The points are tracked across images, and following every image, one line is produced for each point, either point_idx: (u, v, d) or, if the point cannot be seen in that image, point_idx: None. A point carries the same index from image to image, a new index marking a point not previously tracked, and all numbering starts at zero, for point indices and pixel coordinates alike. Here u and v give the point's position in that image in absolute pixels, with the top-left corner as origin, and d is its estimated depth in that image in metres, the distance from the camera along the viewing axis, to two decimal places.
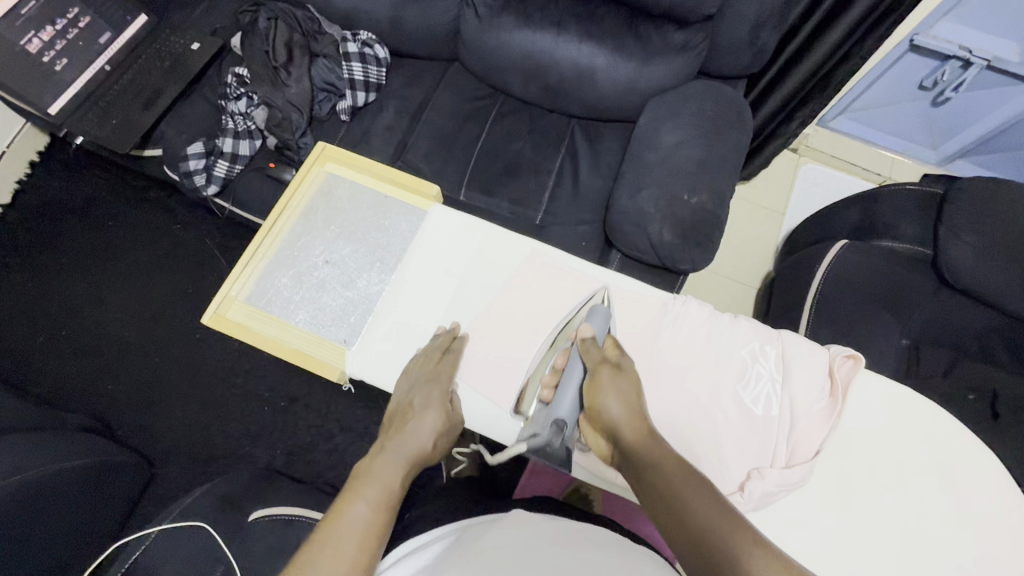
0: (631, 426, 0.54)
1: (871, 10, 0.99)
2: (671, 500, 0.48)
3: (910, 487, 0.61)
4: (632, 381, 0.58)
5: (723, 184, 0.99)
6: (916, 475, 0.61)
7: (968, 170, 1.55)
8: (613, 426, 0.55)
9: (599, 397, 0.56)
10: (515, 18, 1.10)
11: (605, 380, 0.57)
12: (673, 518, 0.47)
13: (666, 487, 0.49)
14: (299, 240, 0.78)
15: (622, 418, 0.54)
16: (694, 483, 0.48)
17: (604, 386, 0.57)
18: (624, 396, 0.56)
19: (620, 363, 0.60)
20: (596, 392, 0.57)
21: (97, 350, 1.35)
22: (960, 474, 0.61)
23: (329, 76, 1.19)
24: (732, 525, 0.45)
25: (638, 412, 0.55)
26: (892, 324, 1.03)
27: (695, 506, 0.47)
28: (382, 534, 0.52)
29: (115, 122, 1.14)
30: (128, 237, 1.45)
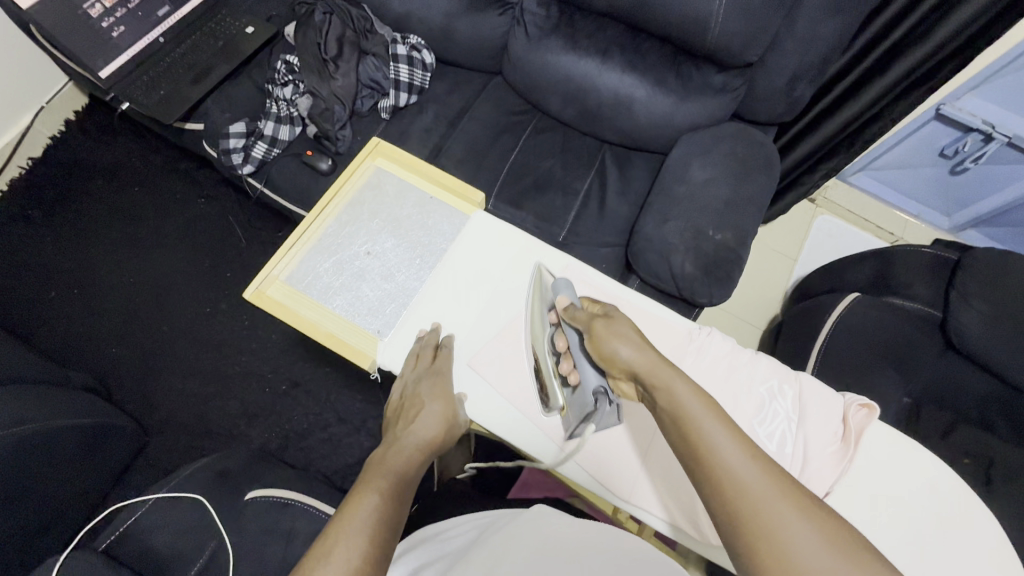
0: (642, 360, 0.56)
1: (903, 79, 1.04)
2: (685, 427, 0.49)
3: (918, 546, 0.60)
4: (631, 324, 0.60)
5: (748, 224, 1.02)
6: (924, 535, 0.60)
7: (978, 241, 1.59)
8: (627, 365, 0.56)
9: (608, 346, 0.58)
10: (562, 42, 1.14)
11: (607, 330, 0.59)
12: (687, 446, 0.49)
13: (682, 416, 0.50)
14: (344, 228, 0.80)
15: (635, 356, 0.56)
16: (708, 408, 0.50)
17: (610, 331, 0.59)
18: (633, 337, 0.58)
19: (615, 313, 0.62)
20: (604, 338, 0.59)
21: (106, 313, 1.36)
22: (970, 543, 0.60)
23: (375, 74, 1.22)
24: (744, 448, 0.46)
25: (650, 347, 0.57)
26: (896, 381, 1.05)
27: (708, 431, 0.48)
28: (394, 522, 0.55)
29: (163, 94, 1.16)
30: (152, 204, 1.47)
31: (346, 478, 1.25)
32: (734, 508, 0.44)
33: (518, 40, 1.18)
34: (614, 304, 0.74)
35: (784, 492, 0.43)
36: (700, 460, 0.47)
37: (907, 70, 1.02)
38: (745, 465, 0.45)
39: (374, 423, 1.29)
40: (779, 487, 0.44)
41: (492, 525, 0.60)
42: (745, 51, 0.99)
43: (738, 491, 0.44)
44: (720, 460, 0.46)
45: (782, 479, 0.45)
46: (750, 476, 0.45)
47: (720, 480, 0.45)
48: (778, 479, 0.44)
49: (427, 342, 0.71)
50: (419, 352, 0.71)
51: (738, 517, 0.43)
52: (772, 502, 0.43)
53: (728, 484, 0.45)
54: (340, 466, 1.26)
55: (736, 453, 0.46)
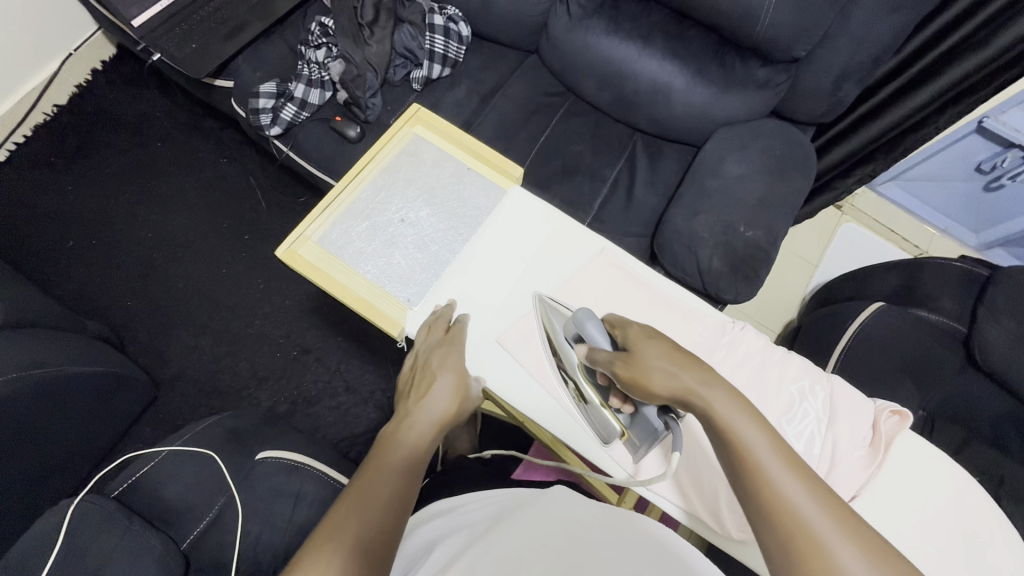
0: (672, 384, 0.52)
1: (951, 87, 1.01)
2: (739, 457, 0.46)
3: (941, 558, 0.59)
4: (662, 340, 0.55)
5: (779, 224, 1.00)
6: (949, 548, 0.60)
7: (1005, 260, 1.55)
8: (668, 392, 0.52)
9: (642, 378, 0.54)
10: (604, 24, 1.12)
11: (636, 360, 0.55)
12: (744, 480, 0.46)
13: (735, 445, 0.47)
14: (379, 193, 0.79)
15: (676, 379, 0.52)
16: (760, 431, 0.47)
17: (644, 353, 0.55)
18: (667, 357, 0.54)
19: (643, 332, 0.58)
20: (635, 369, 0.55)
21: (123, 266, 1.36)
22: (995, 561, 0.59)
23: (410, 43, 1.19)
24: (801, 478, 0.44)
25: (689, 367, 0.52)
26: (913, 393, 1.03)
27: (764, 461, 0.45)
28: (407, 498, 0.55)
29: (194, 47, 1.14)
30: (174, 160, 1.46)
31: (351, 447, 1.26)
32: (794, 543, 0.42)
33: (559, 18, 1.16)
34: (648, 291, 0.73)
35: (853, 532, 0.41)
36: (757, 489, 0.45)
37: (957, 78, 1.00)
38: (804, 496, 0.43)
39: (383, 395, 1.29)
40: (840, 519, 0.42)
41: (508, 506, 0.60)
42: (793, 46, 0.97)
43: (798, 519, 0.42)
44: (780, 492, 0.44)
45: (840, 508, 0.43)
46: (810, 510, 0.43)
47: (780, 515, 0.43)
48: (838, 512, 0.43)
49: (441, 315, 0.70)
50: (432, 324, 0.70)
51: (799, 554, 0.41)
52: (836, 537, 0.41)
53: (785, 511, 0.43)
54: (346, 435, 1.26)
55: (792, 482, 0.44)
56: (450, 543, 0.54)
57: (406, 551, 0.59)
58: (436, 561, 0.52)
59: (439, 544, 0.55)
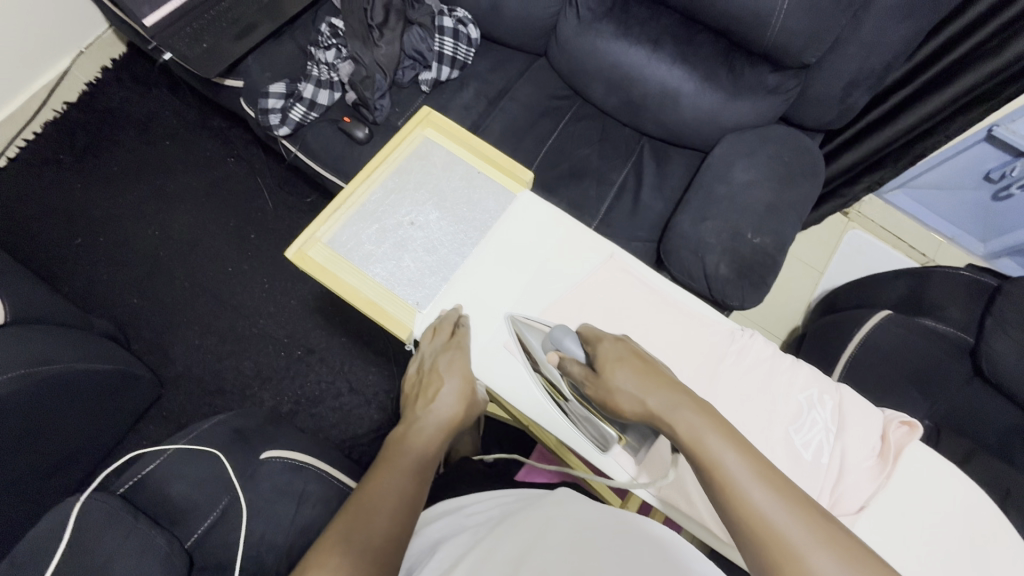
0: (642, 404, 0.54)
1: (961, 96, 1.01)
2: (707, 472, 0.47)
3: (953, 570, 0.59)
4: (628, 359, 0.57)
5: (787, 230, 1.00)
6: (961, 559, 0.59)
7: (1012, 270, 1.54)
8: (639, 412, 0.54)
9: (611, 401, 0.56)
10: (614, 28, 1.12)
11: (603, 383, 0.57)
12: (716, 494, 0.47)
13: (701, 461, 0.48)
14: (389, 195, 0.79)
15: (641, 401, 0.54)
16: (726, 442, 0.48)
17: (609, 376, 0.56)
18: (634, 376, 0.55)
19: (610, 349, 0.59)
20: (606, 391, 0.57)
21: (130, 263, 1.36)
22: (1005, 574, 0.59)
23: (419, 45, 1.20)
24: (769, 486, 0.45)
25: (652, 386, 0.54)
26: (919, 403, 1.03)
27: (731, 473, 0.46)
28: (416, 498, 0.60)
29: (205, 46, 1.14)
30: (181, 159, 1.46)
31: (353, 448, 1.26)
32: (767, 555, 0.43)
33: (568, 22, 1.16)
34: (657, 298, 0.73)
35: (826, 541, 0.42)
36: (727, 502, 0.46)
37: (967, 87, 1.00)
38: (772, 505, 0.44)
39: (386, 396, 1.29)
40: (811, 526, 0.43)
41: (513, 506, 0.60)
42: (803, 52, 0.97)
43: (772, 530, 0.43)
44: (748, 504, 0.45)
45: (813, 516, 0.44)
46: (780, 518, 0.44)
47: (751, 527, 0.44)
48: (808, 517, 0.44)
49: (446, 318, 0.70)
50: (437, 326, 0.70)
51: (773, 566, 0.42)
52: (805, 543, 0.42)
53: (758, 523, 0.44)
54: (349, 435, 1.26)
55: (763, 492, 0.45)
56: (455, 544, 0.54)
57: (412, 551, 0.59)
58: (442, 562, 0.51)
59: (444, 544, 0.55)
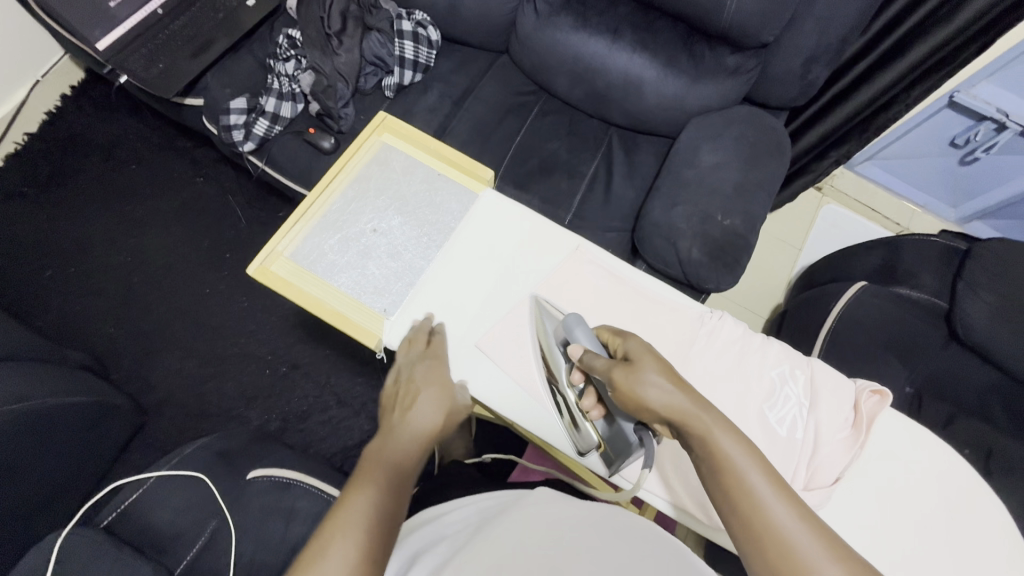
0: (670, 406, 0.52)
1: (919, 65, 1.03)
2: (729, 484, 0.47)
3: (928, 533, 0.60)
4: (658, 357, 0.55)
5: (757, 210, 1.01)
6: (933, 520, 0.61)
7: (984, 232, 1.57)
8: (660, 412, 0.52)
9: (634, 392, 0.54)
10: (572, 20, 1.11)
11: (630, 375, 0.54)
12: (733, 508, 0.46)
13: (724, 471, 0.48)
14: (349, 204, 0.78)
15: (667, 400, 0.52)
16: (750, 460, 0.48)
17: (638, 369, 0.54)
18: (664, 375, 0.53)
19: (640, 346, 0.57)
20: (631, 381, 0.54)
21: (104, 292, 1.34)
22: (978, 530, 0.61)
23: (379, 51, 1.19)
24: (792, 507, 0.45)
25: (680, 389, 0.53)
26: (900, 371, 1.04)
27: (753, 487, 0.46)
28: (394, 517, 0.51)
29: (161, 67, 1.12)
30: (149, 183, 1.44)
31: (346, 459, 1.25)
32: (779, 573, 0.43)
33: (527, 17, 1.15)
34: (624, 286, 0.73)
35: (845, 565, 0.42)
36: (742, 516, 0.46)
37: (922, 56, 1.01)
38: (796, 524, 0.44)
39: (375, 405, 1.29)
40: (832, 551, 0.43)
41: (495, 507, 0.61)
42: (760, 31, 0.97)
43: (791, 548, 0.43)
44: (770, 520, 0.44)
45: (832, 540, 0.44)
46: (801, 538, 0.43)
47: (767, 542, 0.44)
48: (826, 539, 0.43)
49: (421, 328, 0.69)
50: (412, 338, 0.69)
51: None
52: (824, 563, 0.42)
53: (777, 541, 0.44)
54: (339, 448, 1.25)
55: (784, 512, 0.45)
56: (434, 555, 0.54)
57: (393, 564, 0.57)
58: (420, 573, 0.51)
59: (423, 556, 0.54)
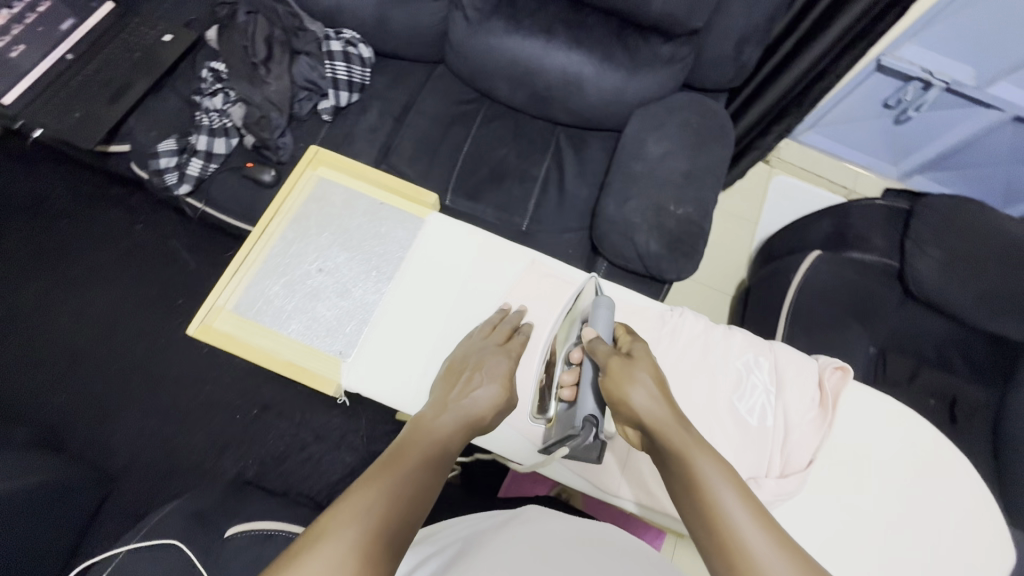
0: (654, 416, 0.53)
1: (843, 36, 1.04)
2: (702, 497, 0.47)
3: (892, 491, 0.65)
4: (654, 366, 0.57)
5: (708, 195, 1.02)
6: (897, 479, 0.65)
7: (925, 186, 1.63)
8: (640, 421, 0.53)
9: (620, 389, 0.55)
10: (505, 23, 1.09)
11: (623, 371, 0.55)
12: (706, 524, 0.46)
13: (698, 488, 0.48)
14: (290, 246, 0.76)
15: (650, 409, 0.53)
16: (725, 480, 0.47)
17: (633, 370, 0.55)
18: (652, 384, 0.55)
19: (641, 350, 0.58)
20: (623, 378, 0.55)
21: (51, 357, 1.26)
22: (935, 479, 0.66)
23: (310, 74, 1.14)
24: (765, 527, 0.44)
25: (664, 400, 0.54)
26: (862, 334, 1.07)
27: (725, 505, 0.46)
28: (426, 495, 0.49)
29: (78, 116, 1.06)
30: (85, 237, 1.37)
31: (332, 495, 1.22)
32: None
33: (458, 25, 1.13)
34: (580, 294, 0.73)
35: None
36: (711, 525, 0.46)
37: (845, 28, 1.03)
38: (765, 545, 0.43)
39: (355, 436, 1.26)
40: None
41: (493, 521, 0.60)
42: (689, 18, 0.97)
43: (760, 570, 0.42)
44: (741, 540, 0.44)
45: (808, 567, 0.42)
46: (771, 559, 0.42)
47: (736, 561, 0.43)
48: (805, 566, 0.41)
49: (508, 320, 0.68)
50: (495, 325, 0.68)
51: None
52: None
53: (747, 561, 0.42)
54: (323, 486, 1.21)
55: (756, 532, 0.44)
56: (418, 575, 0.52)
57: None
58: None
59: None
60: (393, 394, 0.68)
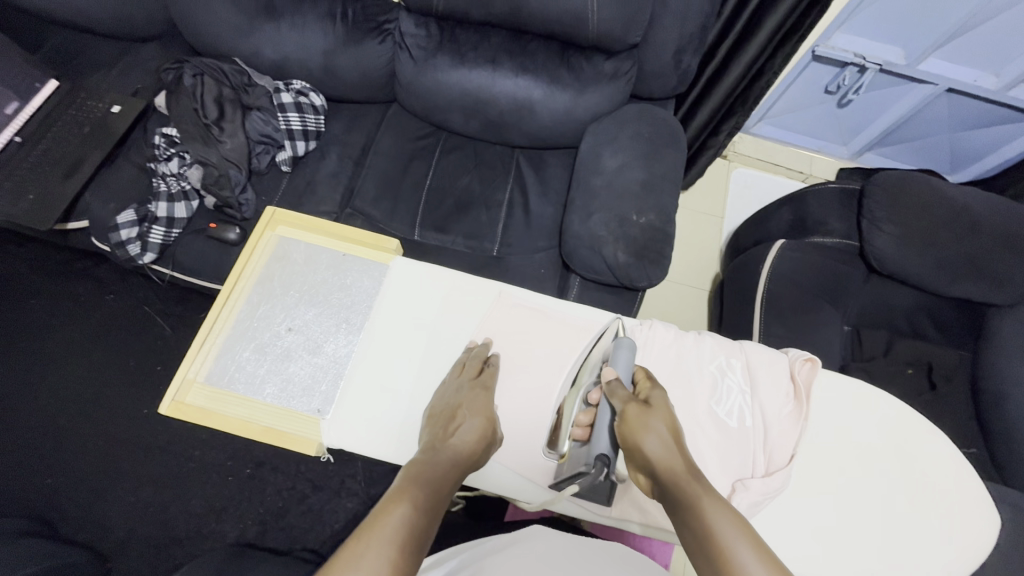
0: (666, 462, 0.55)
1: (775, 33, 1.09)
2: (715, 548, 0.48)
3: (875, 471, 0.67)
4: (668, 414, 0.59)
5: (668, 200, 1.04)
6: (877, 459, 0.68)
7: (875, 162, 1.70)
8: (653, 467, 0.55)
9: (635, 436, 0.57)
10: (450, 58, 1.11)
11: (639, 418, 0.57)
12: (718, 570, 0.47)
13: (709, 533, 0.49)
14: (257, 309, 0.76)
15: (661, 455, 0.55)
16: (736, 528, 0.48)
17: (648, 418, 0.58)
18: (666, 432, 0.57)
19: (658, 398, 0.61)
20: (638, 423, 0.57)
21: (30, 443, 1.23)
22: (914, 454, 0.68)
23: (264, 128, 1.15)
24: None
25: (676, 449, 0.56)
26: (836, 314, 1.10)
27: (735, 551, 0.47)
28: (423, 538, 0.49)
29: (31, 198, 1.04)
30: (53, 314, 1.34)
31: (336, 545, 1.19)
32: None
33: (405, 65, 1.14)
34: (549, 321, 0.75)
35: None
36: (721, 573, 0.46)
37: (775, 26, 1.07)
38: None
39: (353, 481, 1.24)
40: None
41: (490, 547, 0.59)
42: (626, 34, 1.01)
43: None
44: None
45: None
46: None
47: None
48: None
49: (476, 354, 0.69)
50: (465, 363, 0.69)
51: None
52: None
53: None
54: (325, 536, 1.19)
55: None
56: None
57: None
58: None
59: None
60: (371, 445, 0.68)
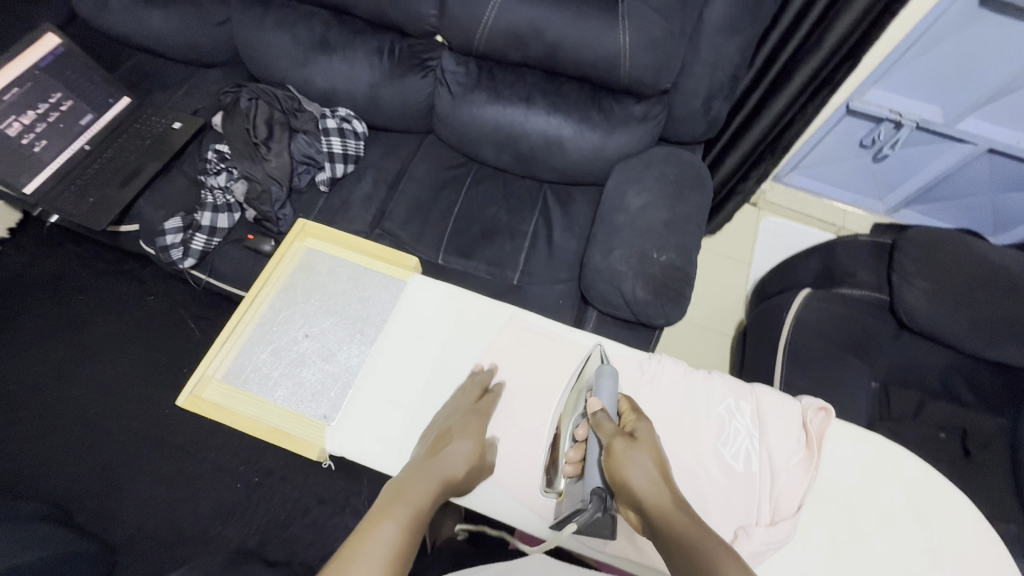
0: (653, 498, 0.53)
1: (806, 84, 1.10)
2: None
3: (892, 533, 0.63)
4: (654, 446, 0.58)
5: (690, 240, 1.04)
6: (896, 519, 0.64)
7: (913, 219, 1.66)
8: (641, 504, 0.53)
9: (620, 470, 0.55)
10: (486, 94, 1.16)
11: (622, 451, 0.56)
12: None
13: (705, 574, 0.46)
14: (278, 314, 0.79)
15: (648, 491, 0.54)
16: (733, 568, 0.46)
17: (632, 451, 0.56)
18: (652, 466, 0.55)
19: (643, 430, 0.59)
20: (623, 457, 0.56)
21: (60, 431, 1.28)
22: (935, 517, 0.64)
23: (308, 150, 1.22)
24: None
25: (664, 484, 0.54)
26: (863, 368, 1.06)
27: None
28: (405, 556, 0.49)
29: (92, 201, 1.14)
30: (96, 310, 1.42)
31: None
32: None
33: (443, 99, 1.21)
34: (557, 347, 0.75)
35: None
36: None
37: (806, 78, 1.09)
38: None
39: (357, 499, 1.24)
40: None
41: None
42: (656, 80, 1.04)
43: None
44: None
45: None
46: None
47: None
48: None
49: (479, 379, 0.70)
50: (467, 388, 0.70)
51: None
52: None
53: None
54: (324, 553, 1.18)
55: None
56: None
57: None
58: None
59: None
60: (371, 455, 0.68)
